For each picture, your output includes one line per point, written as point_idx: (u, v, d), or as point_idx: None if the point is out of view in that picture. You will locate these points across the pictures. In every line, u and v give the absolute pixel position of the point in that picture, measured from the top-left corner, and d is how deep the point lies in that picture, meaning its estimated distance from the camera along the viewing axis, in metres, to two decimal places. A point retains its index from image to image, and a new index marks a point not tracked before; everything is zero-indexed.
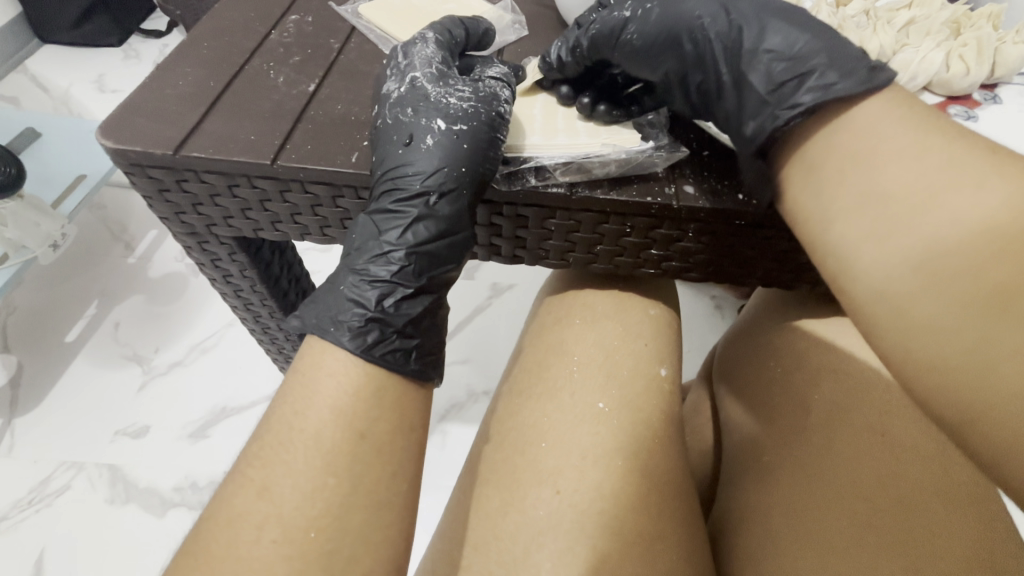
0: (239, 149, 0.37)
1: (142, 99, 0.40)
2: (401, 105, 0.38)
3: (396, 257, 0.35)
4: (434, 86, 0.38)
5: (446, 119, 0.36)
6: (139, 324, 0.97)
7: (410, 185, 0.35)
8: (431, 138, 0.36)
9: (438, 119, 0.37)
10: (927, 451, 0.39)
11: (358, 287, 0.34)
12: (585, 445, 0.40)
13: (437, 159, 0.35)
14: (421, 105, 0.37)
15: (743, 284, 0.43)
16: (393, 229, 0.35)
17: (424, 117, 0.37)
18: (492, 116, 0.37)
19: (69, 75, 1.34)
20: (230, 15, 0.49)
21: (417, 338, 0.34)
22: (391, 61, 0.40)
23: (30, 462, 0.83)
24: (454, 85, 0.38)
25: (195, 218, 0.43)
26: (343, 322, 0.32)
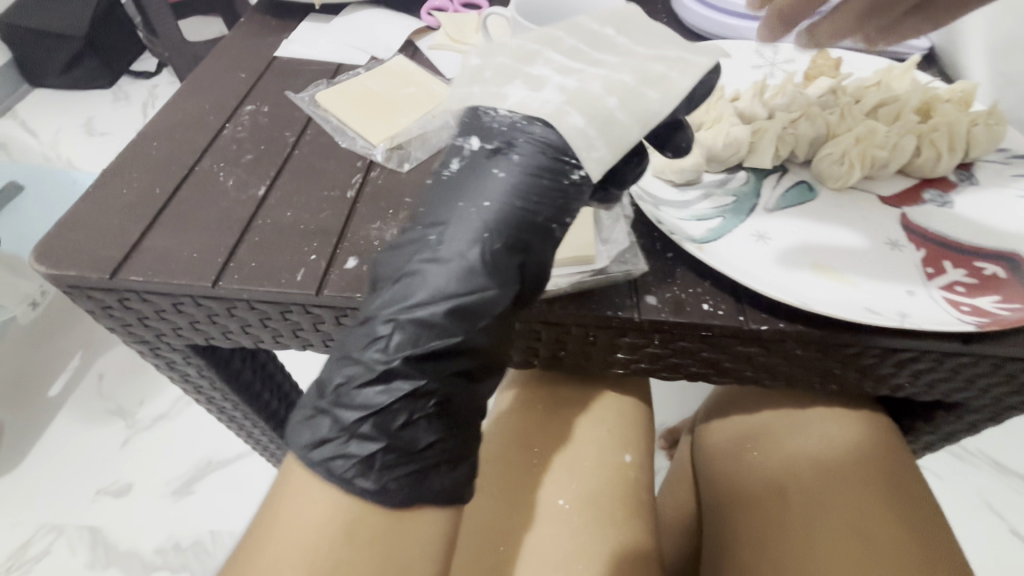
0: (179, 271, 0.36)
1: (84, 214, 0.39)
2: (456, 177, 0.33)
3: (391, 357, 0.30)
4: (503, 174, 0.32)
5: (480, 232, 0.31)
6: (123, 378, 0.98)
7: (393, 311, 0.30)
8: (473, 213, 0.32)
9: (487, 188, 0.32)
10: (907, 558, 0.39)
11: (353, 384, 0.30)
12: (544, 547, 0.42)
13: (457, 244, 0.31)
14: (471, 199, 0.32)
15: (718, 383, 0.41)
16: (382, 313, 0.31)
17: (473, 194, 0.32)
18: (551, 189, 0.32)
19: (58, 119, 1.34)
20: (186, 107, 0.48)
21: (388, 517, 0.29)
22: (463, 129, 0.34)
23: (10, 526, 0.83)
24: (511, 160, 0.32)
25: (144, 330, 0.40)
26: (321, 435, 0.29)
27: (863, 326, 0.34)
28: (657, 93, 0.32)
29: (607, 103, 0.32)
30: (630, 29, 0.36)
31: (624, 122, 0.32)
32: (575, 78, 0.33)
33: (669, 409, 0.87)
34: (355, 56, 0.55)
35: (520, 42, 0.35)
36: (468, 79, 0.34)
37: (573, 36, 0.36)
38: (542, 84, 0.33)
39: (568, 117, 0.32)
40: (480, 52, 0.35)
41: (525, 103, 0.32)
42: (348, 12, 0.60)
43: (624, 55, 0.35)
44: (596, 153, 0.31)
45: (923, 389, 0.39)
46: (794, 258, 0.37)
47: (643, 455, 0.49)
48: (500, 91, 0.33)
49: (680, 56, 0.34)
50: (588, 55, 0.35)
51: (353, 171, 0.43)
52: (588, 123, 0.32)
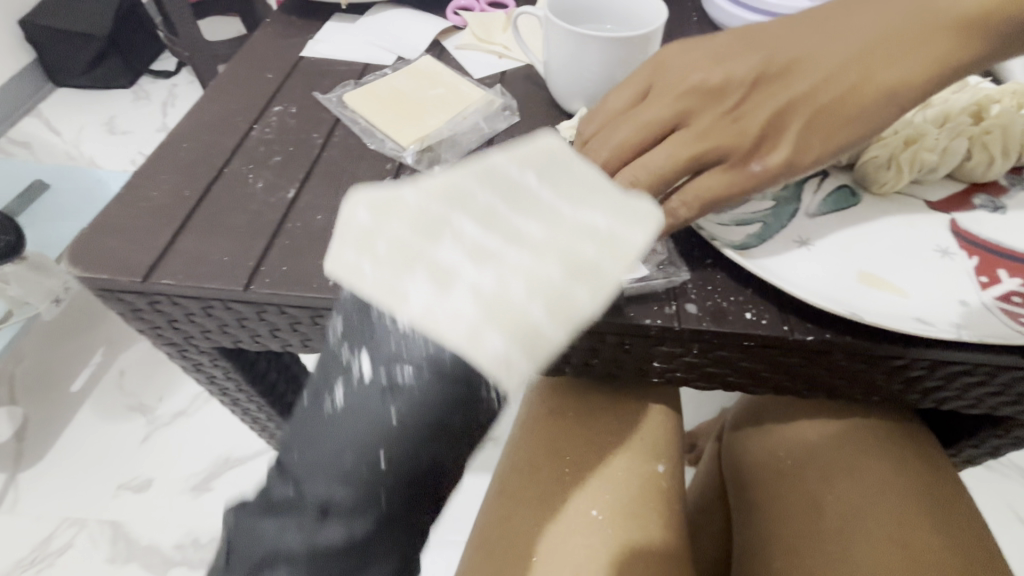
0: (210, 275, 0.35)
1: (115, 215, 0.39)
2: (341, 392, 0.24)
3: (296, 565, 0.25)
4: (395, 415, 0.23)
5: (356, 481, 0.24)
6: (145, 376, 0.99)
7: (287, 528, 0.25)
8: (362, 444, 0.24)
9: (380, 413, 0.24)
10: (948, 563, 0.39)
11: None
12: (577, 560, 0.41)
13: (345, 474, 0.24)
14: (354, 445, 0.24)
15: (755, 392, 0.39)
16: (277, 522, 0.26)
17: (362, 414, 0.24)
18: (457, 411, 0.23)
19: (80, 117, 1.35)
20: (213, 107, 0.48)
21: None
22: (349, 335, 0.24)
23: (33, 519, 0.84)
24: (398, 372, 0.22)
25: (173, 332, 0.40)
26: None
27: (915, 337, 0.33)
28: (588, 292, 0.22)
29: (531, 314, 0.21)
30: (555, 175, 0.24)
31: (555, 336, 0.21)
32: (492, 268, 0.21)
33: (690, 413, 0.86)
34: (382, 57, 0.54)
35: (419, 201, 0.22)
36: (355, 243, 0.22)
37: (486, 188, 0.23)
38: (450, 279, 0.21)
39: (485, 344, 0.20)
40: (368, 202, 0.23)
41: (428, 318, 0.21)
42: (374, 11, 0.59)
43: (550, 218, 0.23)
44: (517, 383, 0.21)
45: (972, 403, 0.37)
46: (840, 266, 0.35)
47: (673, 465, 0.47)
48: (394, 285, 0.22)
49: (611, 229, 0.23)
50: (507, 223, 0.22)
51: (382, 174, 0.42)
52: (510, 345, 0.20)
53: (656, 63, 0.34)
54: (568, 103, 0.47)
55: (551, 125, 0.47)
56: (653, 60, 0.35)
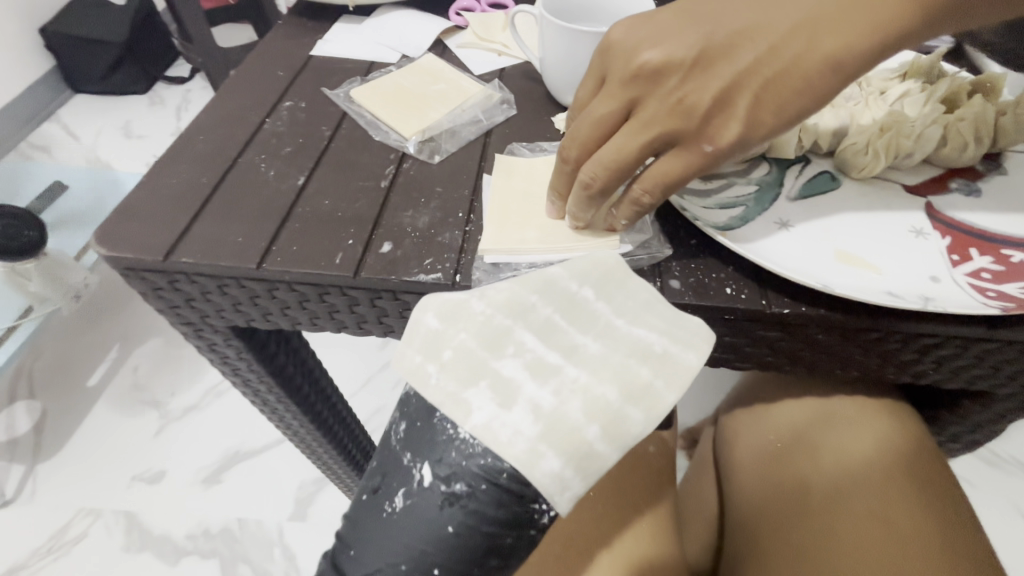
0: (226, 254, 0.38)
1: (137, 201, 0.41)
2: (414, 480, 0.30)
3: None
4: (453, 531, 0.29)
5: (420, 556, 0.30)
6: (159, 370, 1.02)
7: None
8: (435, 517, 0.30)
9: (445, 504, 0.29)
10: (931, 535, 0.40)
11: None
12: (574, 531, 0.43)
13: (416, 539, 0.30)
14: (415, 560, 0.30)
15: (741, 369, 0.41)
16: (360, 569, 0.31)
17: (431, 494, 0.30)
18: (509, 508, 0.29)
19: (97, 122, 1.40)
20: (228, 104, 0.50)
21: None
22: (411, 444, 0.31)
23: (51, 509, 0.88)
24: (468, 466, 0.29)
25: (190, 311, 0.43)
26: None
27: (887, 310, 0.35)
28: (642, 412, 0.28)
29: (587, 435, 0.28)
30: (613, 292, 0.32)
31: (605, 456, 0.28)
32: (552, 385, 0.29)
33: (689, 406, 0.88)
34: (387, 55, 0.57)
35: (485, 311, 0.30)
36: (426, 346, 0.30)
37: (546, 304, 0.31)
38: (513, 398, 0.29)
39: (542, 463, 0.27)
40: (439, 311, 0.31)
41: (490, 428, 0.28)
42: (380, 13, 0.62)
43: (604, 335, 0.30)
44: (569, 492, 0.28)
45: (949, 376, 0.39)
46: (818, 245, 0.37)
47: (661, 446, 0.51)
48: (461, 396, 0.29)
49: (665, 349, 0.30)
50: (563, 341, 0.30)
51: (386, 163, 0.45)
52: (565, 464, 0.27)
53: (605, 45, 0.35)
54: (563, 96, 0.49)
55: (547, 117, 0.49)
56: (604, 43, 0.35)
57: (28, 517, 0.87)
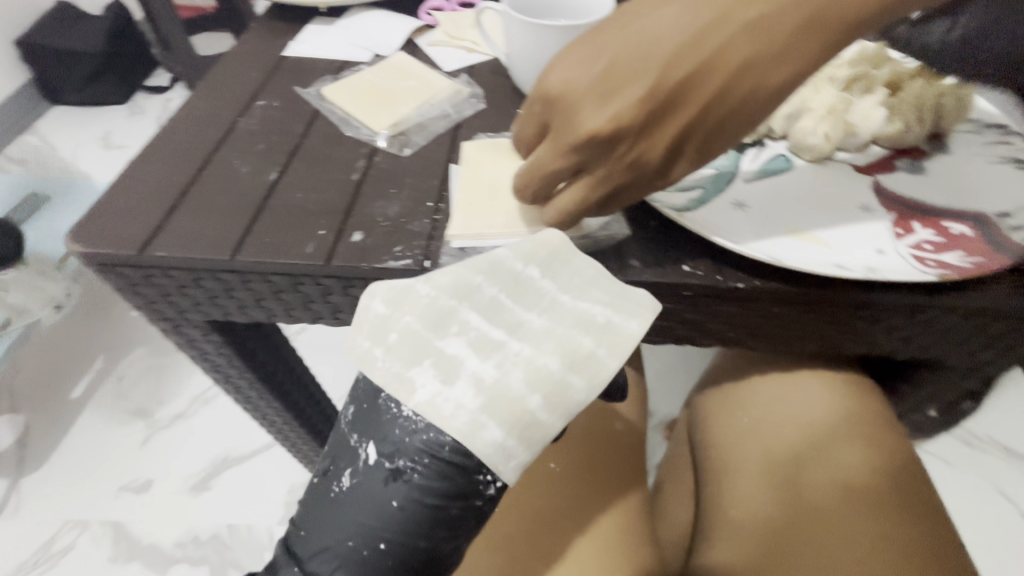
0: (200, 247, 0.39)
1: (112, 199, 0.42)
2: (362, 461, 0.32)
3: None
4: (399, 505, 0.31)
5: (369, 531, 0.31)
6: (144, 379, 1.02)
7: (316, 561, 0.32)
8: (388, 495, 0.31)
9: (391, 480, 0.31)
10: (882, 503, 0.43)
11: None
12: (543, 506, 0.44)
13: (365, 516, 0.31)
14: (362, 536, 0.31)
15: (705, 345, 0.43)
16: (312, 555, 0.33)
17: (382, 471, 0.31)
18: (454, 480, 0.31)
19: (76, 134, 1.39)
20: (202, 103, 0.51)
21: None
22: (360, 426, 0.32)
23: (36, 522, 0.87)
24: (406, 441, 0.30)
25: (167, 306, 0.44)
26: None
27: (836, 282, 0.36)
28: (582, 380, 0.30)
29: (529, 404, 0.30)
30: (557, 269, 0.33)
31: (546, 422, 0.30)
32: (495, 360, 0.30)
33: (672, 395, 0.90)
34: (359, 54, 0.58)
35: (431, 294, 0.32)
36: (373, 331, 0.31)
37: (492, 282, 0.33)
38: (455, 375, 0.30)
39: (484, 432, 0.29)
40: (385, 297, 0.32)
41: (434, 403, 0.30)
42: (352, 14, 0.64)
43: (548, 313, 0.32)
44: (514, 459, 0.30)
45: (901, 345, 0.41)
46: (773, 222, 0.39)
47: (633, 424, 0.52)
48: (405, 376, 0.30)
49: (607, 318, 0.32)
50: (509, 316, 0.32)
51: (357, 157, 0.46)
52: (507, 434, 0.29)
53: (546, 95, 0.34)
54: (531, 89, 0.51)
55: (515, 109, 0.51)
56: (544, 94, 0.34)
57: (12, 530, 0.86)
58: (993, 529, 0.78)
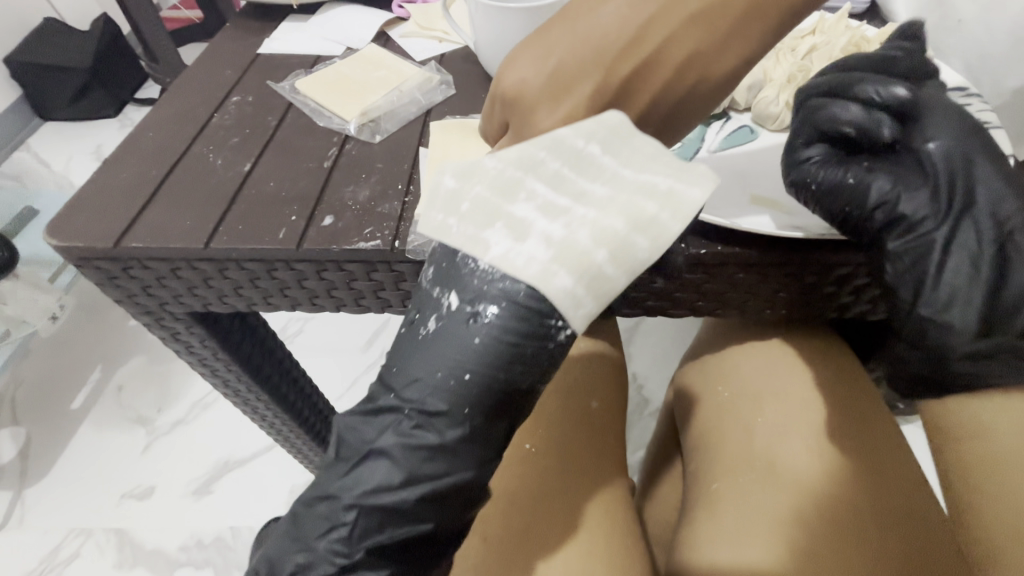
0: (174, 237, 0.40)
1: (88, 197, 0.43)
2: (438, 312, 0.31)
3: (398, 456, 0.31)
4: (480, 342, 0.30)
5: (454, 366, 0.31)
6: (142, 386, 1.02)
7: (398, 423, 0.32)
8: (473, 339, 0.30)
9: (474, 329, 0.30)
10: (863, 471, 0.43)
11: (360, 477, 0.32)
12: (515, 487, 0.44)
13: (446, 362, 0.31)
14: (449, 368, 0.31)
15: (680, 316, 0.43)
16: (389, 421, 0.32)
17: (462, 317, 0.31)
18: (534, 330, 0.30)
19: (69, 149, 1.40)
20: (177, 102, 0.52)
21: (432, 520, 0.32)
22: (439, 278, 0.32)
23: (42, 531, 0.88)
24: (485, 288, 0.30)
25: (148, 300, 0.44)
26: (330, 535, 0.31)
27: (796, 245, 0.37)
28: (646, 241, 0.30)
29: (596, 258, 0.29)
30: (617, 147, 0.32)
31: (613, 276, 0.30)
32: (562, 221, 0.30)
33: None
34: (332, 49, 0.59)
35: (498, 167, 0.31)
36: (444, 204, 0.31)
37: (555, 157, 0.31)
38: (525, 232, 0.30)
39: (554, 280, 0.29)
40: (454, 171, 0.32)
41: (507, 257, 0.30)
42: (325, 10, 0.64)
43: (612, 181, 0.31)
44: (583, 309, 0.30)
45: (868, 307, 0.41)
46: (736, 190, 0.40)
47: (608, 401, 0.53)
48: (478, 237, 0.30)
49: (672, 186, 0.30)
50: (574, 186, 0.31)
51: (329, 146, 0.46)
52: (576, 283, 0.29)
53: (504, 97, 0.33)
54: None
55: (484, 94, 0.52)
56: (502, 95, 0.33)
57: (18, 540, 0.87)
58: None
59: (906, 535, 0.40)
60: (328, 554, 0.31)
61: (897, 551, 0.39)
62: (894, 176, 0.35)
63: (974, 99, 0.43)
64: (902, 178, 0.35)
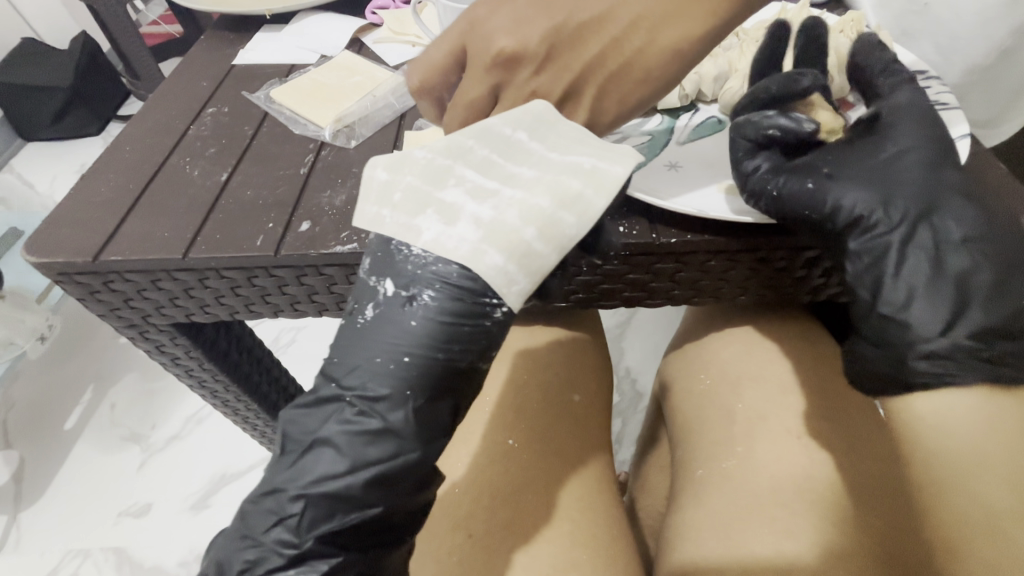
0: (153, 249, 0.40)
1: (67, 213, 0.43)
2: (373, 300, 0.33)
3: (341, 448, 0.31)
4: (418, 323, 0.32)
5: (391, 347, 0.32)
6: (135, 403, 1.02)
7: (341, 414, 0.32)
8: (409, 320, 0.32)
9: (409, 311, 0.32)
10: (840, 449, 0.44)
11: (302, 471, 0.32)
12: (498, 485, 0.45)
13: (382, 346, 0.32)
14: (388, 351, 0.32)
15: (656, 305, 0.44)
16: (332, 415, 0.32)
17: (397, 301, 0.32)
18: (466, 307, 0.31)
19: (53, 169, 1.39)
20: (153, 116, 0.52)
21: (381, 504, 0.32)
22: (374, 267, 0.33)
23: (38, 554, 0.88)
24: (417, 271, 0.32)
25: (130, 313, 0.45)
26: (279, 531, 0.32)
27: (763, 232, 0.38)
28: (574, 217, 0.32)
29: (524, 235, 0.31)
30: (545, 132, 0.35)
31: (545, 254, 0.32)
32: (491, 204, 0.32)
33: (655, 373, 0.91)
34: (307, 57, 0.59)
35: (427, 156, 0.33)
36: (378, 195, 0.33)
37: (483, 145, 0.34)
38: (456, 216, 0.32)
39: (486, 258, 0.31)
40: (386, 165, 0.33)
41: (439, 240, 0.32)
42: (299, 19, 0.65)
43: (538, 164, 0.33)
44: (517, 287, 0.31)
45: (840, 289, 0.42)
46: (704, 179, 0.41)
47: (593, 393, 0.53)
48: (411, 224, 0.32)
49: (594, 165, 0.33)
50: (503, 170, 0.33)
51: (305, 153, 0.47)
52: (508, 260, 0.31)
53: (472, 21, 0.36)
54: None
55: None
56: (467, 18, 0.36)
57: (16, 564, 0.87)
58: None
59: (886, 513, 0.40)
60: (277, 547, 0.32)
61: (878, 535, 0.39)
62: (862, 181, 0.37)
63: (934, 81, 0.44)
64: (869, 185, 0.37)
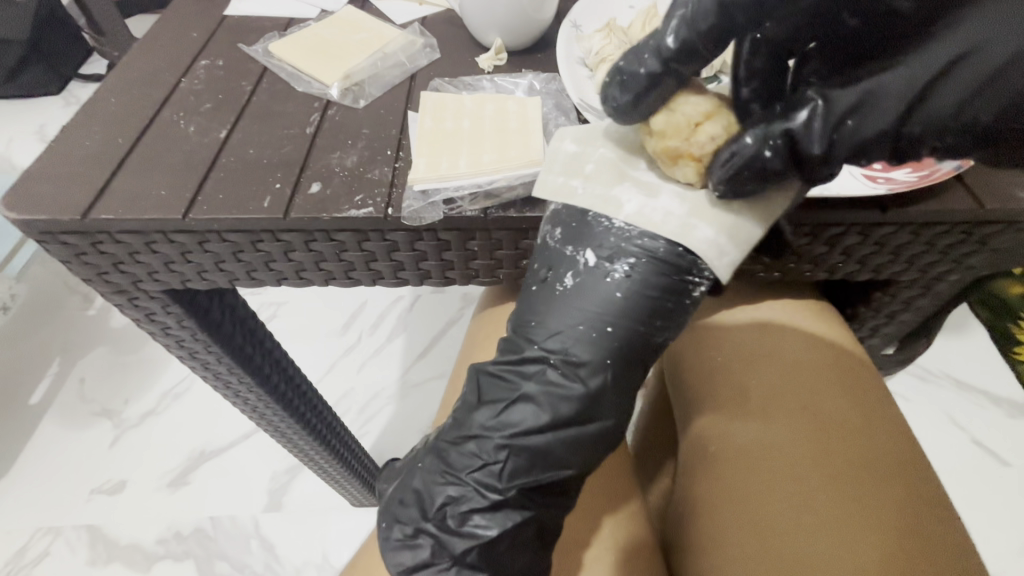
0: (149, 207, 0.37)
1: (47, 165, 0.40)
2: (565, 272, 0.33)
3: (542, 411, 0.33)
4: (622, 296, 0.31)
5: (593, 315, 0.32)
6: (106, 378, 0.98)
7: (542, 377, 0.33)
8: (613, 291, 0.32)
9: (614, 284, 0.32)
10: (854, 425, 0.44)
11: (499, 429, 0.33)
12: (613, 470, 0.47)
13: (580, 313, 0.32)
14: (591, 319, 0.32)
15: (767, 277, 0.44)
16: (526, 381, 0.33)
17: (598, 273, 0.32)
18: (673, 282, 0.31)
19: (10, 128, 1.30)
20: (138, 66, 0.48)
21: (574, 466, 0.34)
22: (571, 237, 0.33)
23: (5, 532, 0.84)
24: (627, 244, 0.31)
25: (119, 277, 0.42)
26: (476, 483, 0.34)
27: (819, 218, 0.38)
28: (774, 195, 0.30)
29: (709, 235, 0.30)
30: None
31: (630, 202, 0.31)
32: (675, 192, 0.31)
33: None
34: (306, 11, 0.56)
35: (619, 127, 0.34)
36: (569, 163, 0.34)
37: None
38: (656, 190, 0.31)
39: (696, 233, 0.30)
40: (576, 137, 0.34)
41: (643, 214, 0.31)
42: None
43: None
44: (728, 258, 0.30)
45: (857, 267, 0.42)
46: None
47: None
48: (610, 194, 0.32)
49: None
50: None
51: (311, 111, 0.44)
52: (718, 233, 0.30)
53: None
54: (484, 36, 0.50)
55: (468, 59, 0.50)
56: None
57: None
58: (950, 458, 0.81)
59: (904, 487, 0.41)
60: (481, 489, 0.34)
61: (892, 508, 0.40)
62: (984, 84, 0.24)
63: None
64: None
